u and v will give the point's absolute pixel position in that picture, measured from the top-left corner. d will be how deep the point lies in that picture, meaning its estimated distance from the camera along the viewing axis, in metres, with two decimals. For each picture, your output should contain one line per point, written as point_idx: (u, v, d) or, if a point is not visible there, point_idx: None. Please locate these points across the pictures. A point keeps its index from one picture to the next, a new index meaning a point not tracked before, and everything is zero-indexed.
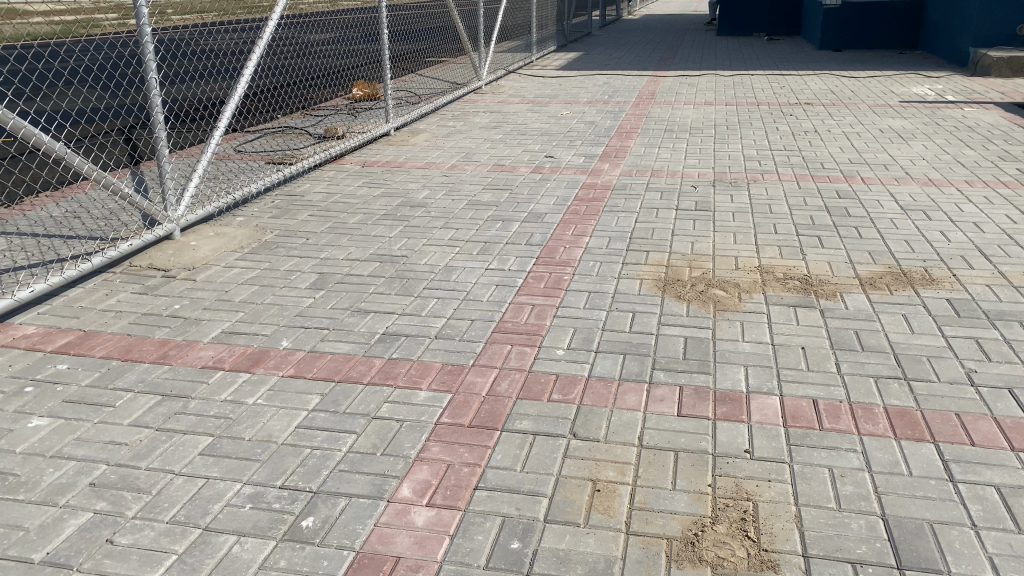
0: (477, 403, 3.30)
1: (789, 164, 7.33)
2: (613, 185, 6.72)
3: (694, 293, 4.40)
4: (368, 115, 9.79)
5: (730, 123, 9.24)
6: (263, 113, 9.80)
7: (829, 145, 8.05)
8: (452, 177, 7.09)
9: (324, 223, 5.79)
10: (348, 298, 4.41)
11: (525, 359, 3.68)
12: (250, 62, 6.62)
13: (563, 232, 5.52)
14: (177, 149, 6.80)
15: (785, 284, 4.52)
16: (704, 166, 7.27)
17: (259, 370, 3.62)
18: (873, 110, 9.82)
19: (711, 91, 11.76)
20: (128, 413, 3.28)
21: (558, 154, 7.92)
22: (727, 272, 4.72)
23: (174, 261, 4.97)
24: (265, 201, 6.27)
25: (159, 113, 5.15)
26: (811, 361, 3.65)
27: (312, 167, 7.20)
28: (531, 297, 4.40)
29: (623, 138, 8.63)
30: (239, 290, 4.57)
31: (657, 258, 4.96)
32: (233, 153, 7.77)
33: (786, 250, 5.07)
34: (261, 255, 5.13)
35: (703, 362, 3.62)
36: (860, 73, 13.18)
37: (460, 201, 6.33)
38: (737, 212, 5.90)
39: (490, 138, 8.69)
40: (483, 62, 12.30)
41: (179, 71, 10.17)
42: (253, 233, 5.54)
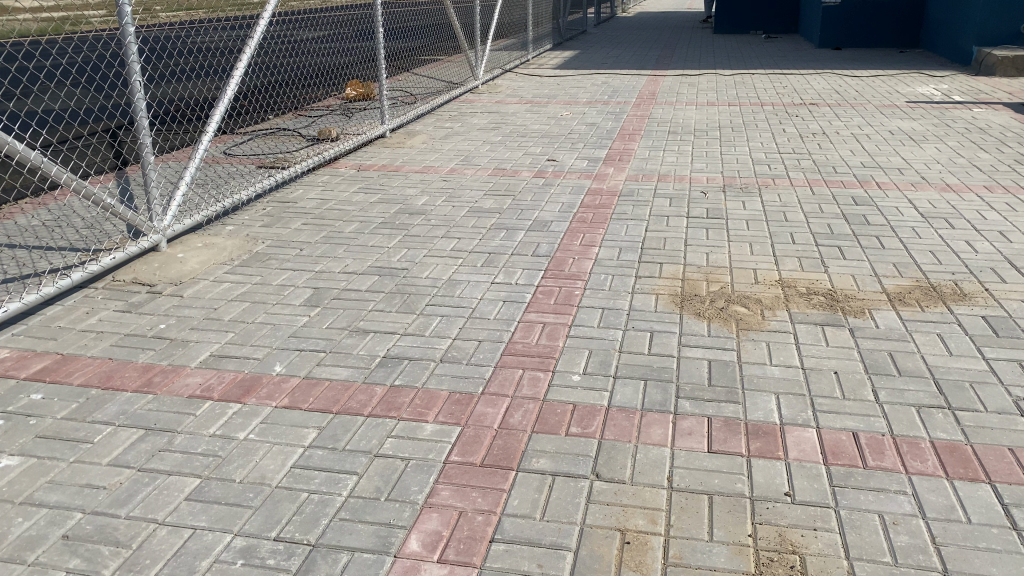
0: (488, 438, 3.03)
1: (800, 168, 7.09)
2: (619, 191, 6.46)
3: (714, 310, 4.14)
4: (363, 115, 9.50)
5: (735, 125, 8.99)
6: (254, 114, 9.50)
7: (839, 148, 7.81)
8: (452, 182, 6.82)
9: (319, 232, 5.51)
10: (346, 316, 4.13)
11: (539, 386, 3.41)
12: (240, 62, 6.31)
13: (571, 242, 5.26)
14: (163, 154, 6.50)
15: (810, 299, 4.27)
16: (712, 171, 7.01)
17: (250, 400, 3.34)
18: (880, 111, 9.59)
19: (712, 91, 11.51)
20: (107, 451, 3.00)
21: (560, 157, 7.66)
22: (747, 285, 4.46)
23: (159, 275, 4.69)
24: (256, 208, 5.99)
25: (144, 118, 4.85)
26: (846, 387, 3.39)
27: (306, 171, 6.90)
28: (541, 314, 4.13)
29: (626, 140, 8.38)
30: (228, 308, 4.29)
31: (671, 271, 4.70)
32: (222, 156, 7.48)
33: (806, 262, 4.82)
34: (252, 268, 4.84)
35: (730, 389, 3.36)
36: (862, 72, 12.96)
37: (461, 208, 6.05)
38: (751, 220, 5.65)
39: (488, 141, 8.42)
40: (479, 61, 12.02)
41: (166, 72, 9.86)
42: (243, 243, 5.26)
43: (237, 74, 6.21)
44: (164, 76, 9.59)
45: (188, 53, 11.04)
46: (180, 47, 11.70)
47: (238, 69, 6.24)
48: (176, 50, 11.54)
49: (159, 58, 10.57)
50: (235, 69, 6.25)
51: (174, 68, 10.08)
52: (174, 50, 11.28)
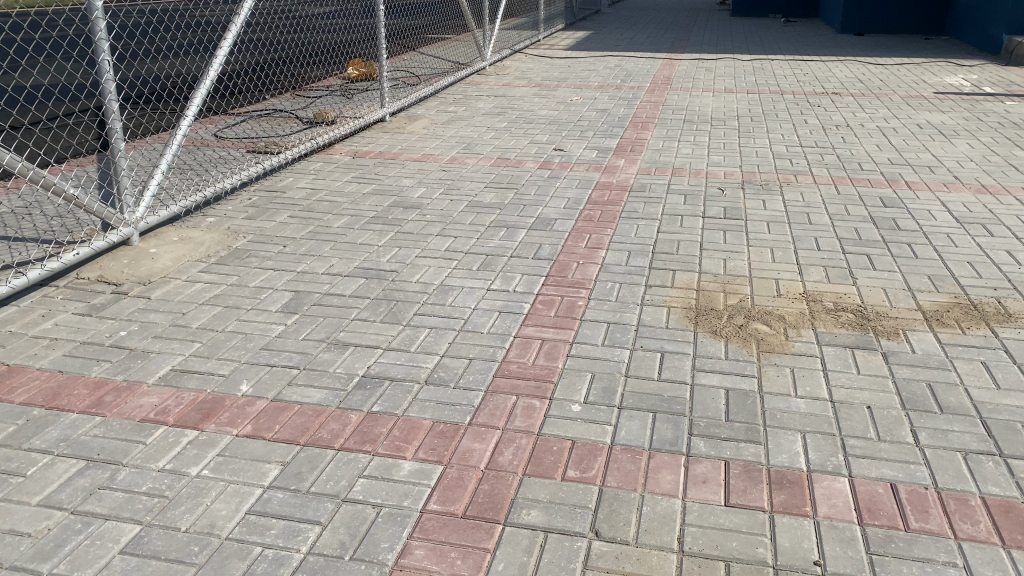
0: (473, 482, 2.65)
1: (823, 163, 6.66)
2: (630, 185, 6.05)
3: (731, 327, 3.75)
4: (363, 97, 9.08)
5: (754, 114, 8.55)
6: (249, 95, 9.10)
7: (865, 142, 7.37)
8: (452, 172, 6.41)
9: (305, 227, 5.13)
10: (326, 326, 3.75)
11: (534, 417, 3.02)
12: (226, 40, 5.86)
13: (576, 244, 4.86)
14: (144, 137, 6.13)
15: (837, 317, 3.87)
16: (729, 165, 6.59)
17: (208, 427, 2.97)
18: (907, 102, 9.11)
19: (729, 77, 11.03)
20: (39, 487, 2.63)
21: (568, 147, 7.24)
22: (768, 299, 4.07)
23: (127, 273, 4.31)
24: (240, 198, 5.60)
25: (114, 100, 4.45)
26: (882, 426, 3.00)
27: (297, 157, 6.50)
28: (540, 328, 3.75)
29: (638, 129, 7.95)
30: (198, 313, 3.91)
31: (683, 280, 4.31)
32: (211, 140, 7.10)
33: (832, 273, 4.42)
34: (229, 267, 4.46)
35: (750, 428, 2.97)
36: (886, 59, 12.45)
37: (459, 202, 5.65)
38: (771, 221, 5.24)
39: (494, 127, 8.01)
40: (487, 41, 11.57)
41: (161, 56, 9.47)
42: (223, 238, 4.88)
43: (222, 53, 5.76)
44: (158, 59, 9.19)
45: (183, 38, 10.63)
46: (177, 30, 11.29)
47: (224, 47, 5.78)
48: (172, 31, 11.14)
49: (154, 39, 10.17)
50: (221, 47, 5.80)
51: (169, 52, 9.69)
52: (170, 32, 10.88)
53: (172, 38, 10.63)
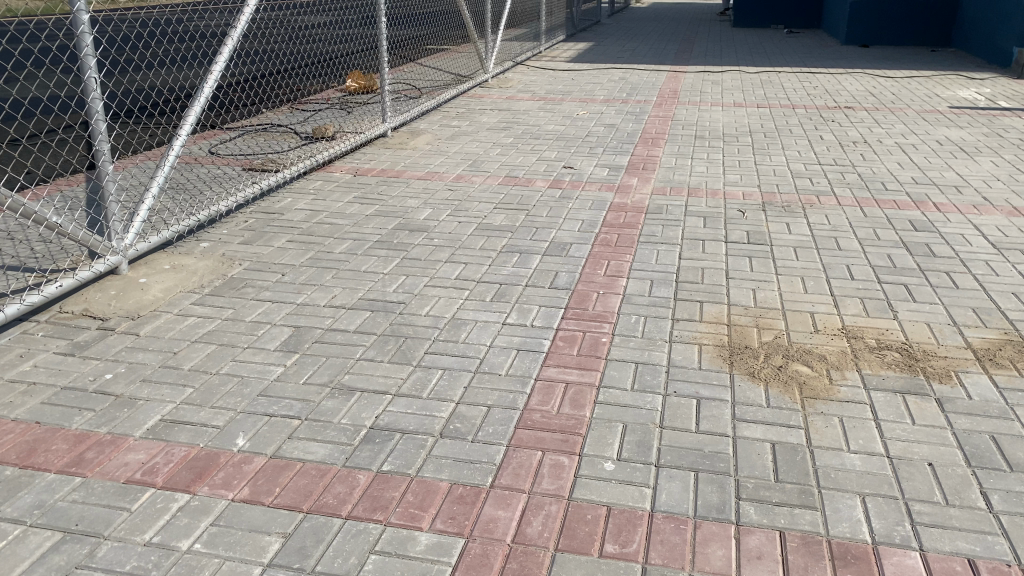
0: (500, 559, 2.35)
1: (845, 183, 6.38)
2: (646, 207, 5.77)
3: (769, 369, 3.46)
4: (364, 111, 8.80)
5: (767, 130, 8.29)
6: (246, 110, 8.82)
7: (885, 160, 7.10)
8: (458, 191, 6.12)
9: (305, 253, 4.83)
10: (329, 369, 3.45)
11: (563, 477, 2.72)
12: (222, 55, 5.50)
13: (595, 271, 4.57)
14: (135, 156, 5.83)
15: (882, 357, 3.58)
16: (747, 185, 6.32)
17: (201, 490, 2.67)
18: (924, 117, 8.86)
19: (737, 90, 10.77)
20: (9, 566, 2.33)
21: (577, 164, 6.96)
22: (806, 336, 3.78)
23: (115, 306, 4.01)
24: (236, 221, 5.31)
25: (101, 121, 4.14)
26: (949, 487, 2.71)
27: (296, 175, 6.20)
28: (564, 369, 3.45)
29: (649, 145, 7.68)
30: (190, 352, 3.61)
31: (712, 313, 4.02)
32: (206, 157, 6.81)
33: (870, 305, 4.14)
34: (224, 299, 4.16)
35: (804, 490, 2.68)
36: (896, 72, 12.21)
37: (467, 225, 5.36)
38: (799, 247, 4.96)
39: (499, 143, 7.73)
40: (490, 52, 11.29)
41: (153, 71, 9.19)
42: (218, 266, 4.58)
43: (218, 69, 5.40)
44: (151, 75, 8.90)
45: (178, 53, 10.35)
46: (173, 44, 11.04)
47: (219, 63, 5.43)
48: (167, 46, 10.88)
49: (150, 55, 9.90)
50: (216, 62, 5.44)
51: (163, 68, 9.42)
52: (165, 47, 10.61)
53: (168, 53, 10.36)
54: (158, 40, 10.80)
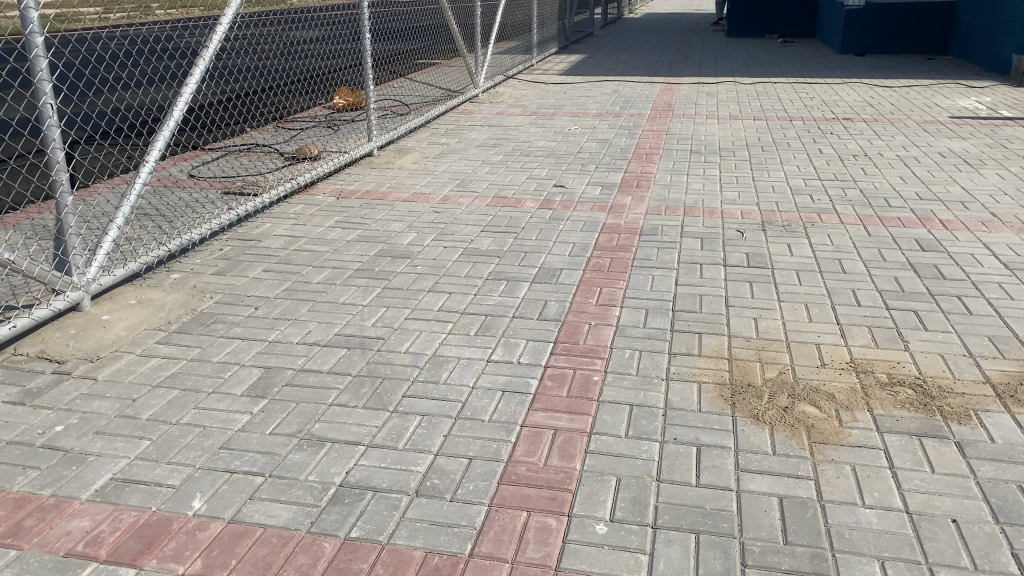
0: None
1: (846, 200, 6.15)
2: (640, 228, 5.53)
3: (774, 411, 3.21)
4: (350, 129, 8.57)
5: (764, 143, 8.06)
6: (229, 130, 8.61)
7: (887, 174, 6.87)
8: (444, 214, 5.87)
9: (281, 283, 4.58)
10: (299, 417, 3.19)
11: (550, 544, 2.46)
12: (192, 76, 5.22)
13: (586, 300, 4.32)
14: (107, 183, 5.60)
15: (894, 395, 3.33)
16: (745, 203, 6.08)
17: (148, 563, 2.41)
18: (924, 128, 8.64)
19: (733, 102, 10.56)
20: None
21: (569, 183, 6.72)
22: (812, 372, 3.53)
23: (73, 347, 3.75)
24: (210, 250, 5.06)
25: (58, 149, 3.89)
26: (977, 548, 2.45)
27: (276, 199, 5.95)
28: (552, 413, 3.18)
29: (643, 161, 7.45)
30: (150, 398, 3.35)
31: (711, 347, 3.77)
32: (184, 180, 6.57)
33: (879, 334, 3.89)
34: (191, 337, 3.90)
35: (816, 555, 2.42)
36: (894, 82, 12.01)
37: (453, 250, 5.11)
38: (801, 270, 4.71)
39: (488, 160, 7.50)
40: (480, 66, 11.07)
41: (137, 99, 8.99)
42: (187, 300, 4.33)
43: (188, 91, 5.12)
44: (134, 104, 8.71)
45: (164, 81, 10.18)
46: (161, 74, 10.88)
47: (190, 84, 5.15)
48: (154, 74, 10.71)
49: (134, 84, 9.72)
50: (186, 84, 5.16)
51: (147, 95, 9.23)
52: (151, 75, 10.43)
53: (154, 81, 10.18)
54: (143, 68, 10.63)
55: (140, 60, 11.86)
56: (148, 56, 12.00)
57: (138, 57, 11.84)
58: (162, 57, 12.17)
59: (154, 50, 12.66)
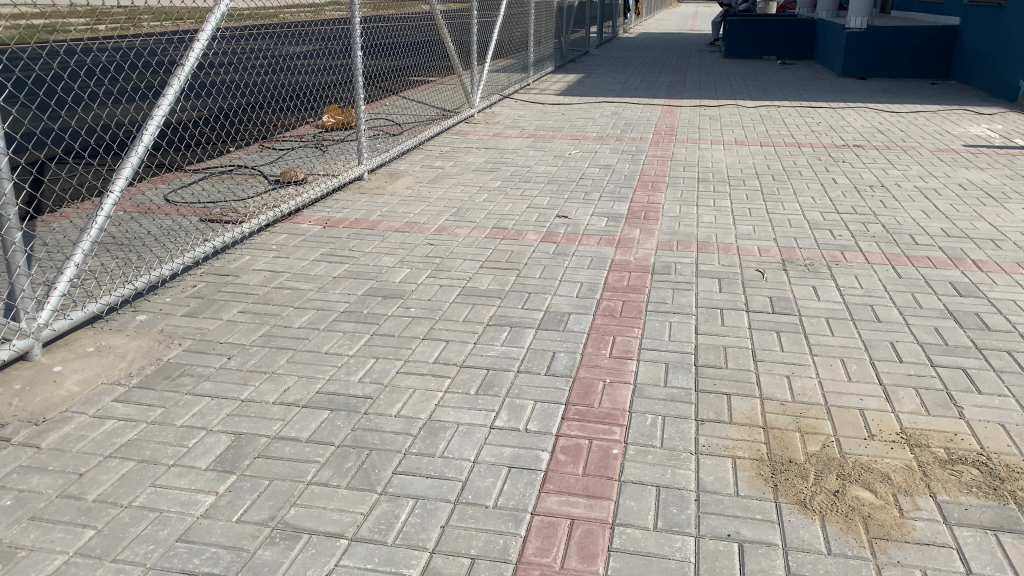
0: None
1: (869, 236, 5.77)
2: (652, 265, 5.11)
3: (823, 496, 2.79)
4: (340, 150, 8.16)
5: (774, 171, 7.70)
6: (212, 150, 8.22)
7: (908, 207, 6.50)
8: (439, 246, 5.44)
9: (259, 328, 4.13)
10: (270, 500, 2.74)
11: None
12: (165, 97, 4.74)
13: (599, 351, 3.88)
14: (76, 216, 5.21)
15: (958, 476, 2.90)
16: (762, 237, 5.69)
17: None
18: (940, 157, 8.30)
19: (738, 126, 10.20)
20: None
21: (572, 213, 6.31)
22: (861, 446, 3.09)
23: (17, 407, 3.29)
24: (183, 287, 4.61)
25: (6, 179, 3.46)
26: None
27: (257, 229, 5.51)
28: (568, 498, 2.74)
29: (648, 190, 7.06)
30: (100, 473, 2.88)
31: (741, 412, 3.34)
32: (160, 206, 6.14)
33: (929, 398, 3.47)
34: (154, 394, 3.45)
35: None
36: (901, 107, 11.69)
37: (450, 289, 4.67)
38: (831, 318, 4.31)
39: (486, 186, 7.09)
40: (477, 85, 10.68)
41: (121, 124, 8.62)
42: (153, 347, 3.87)
43: (159, 113, 4.63)
44: (116, 129, 8.31)
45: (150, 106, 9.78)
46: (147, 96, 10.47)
47: (161, 106, 4.66)
48: (142, 98, 10.35)
49: (118, 110, 9.32)
50: (158, 105, 4.68)
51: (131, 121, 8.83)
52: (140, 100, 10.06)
53: (139, 107, 9.77)
54: (128, 92, 10.23)
55: (128, 80, 11.49)
56: (135, 77, 11.61)
57: (123, 79, 11.45)
58: (149, 80, 11.78)
59: (141, 73, 12.25)
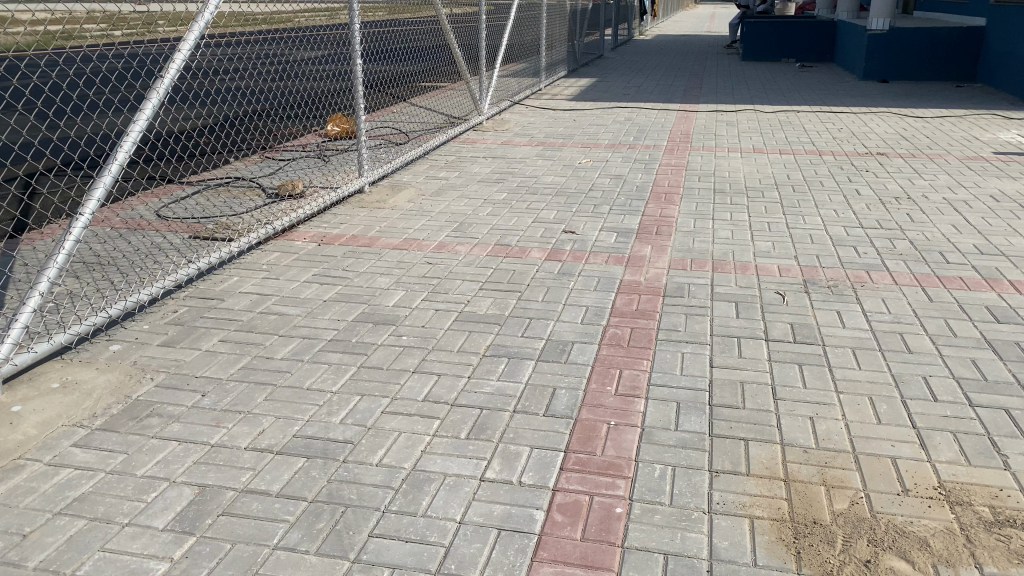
0: None
1: (896, 253, 5.41)
2: (664, 287, 4.79)
3: (853, 567, 2.46)
4: (342, 160, 7.89)
5: (794, 182, 7.35)
6: (212, 161, 7.99)
7: (937, 221, 6.14)
8: (437, 266, 5.14)
9: (238, 360, 3.84)
10: (229, 570, 2.44)
11: None
12: (141, 112, 4.36)
13: (603, 388, 3.55)
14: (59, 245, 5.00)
15: (1005, 542, 2.56)
16: (781, 255, 5.35)
17: None
18: (969, 166, 7.91)
19: (756, 133, 9.84)
20: None
21: (580, 228, 6.00)
22: (896, 505, 2.76)
23: None
24: (163, 313, 4.33)
25: None
26: None
27: (247, 247, 5.23)
28: (563, 570, 2.43)
29: (661, 202, 6.74)
30: (46, 534, 2.61)
31: (760, 461, 3.02)
32: (151, 221, 5.90)
33: (969, 444, 3.12)
34: (118, 437, 3.17)
35: None
36: (925, 111, 11.28)
37: (446, 315, 4.37)
38: (858, 348, 3.97)
39: (491, 199, 6.79)
40: (485, 91, 10.38)
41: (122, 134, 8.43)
42: (123, 382, 3.59)
43: (135, 129, 4.27)
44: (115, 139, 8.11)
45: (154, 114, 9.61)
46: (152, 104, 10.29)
47: (137, 122, 4.30)
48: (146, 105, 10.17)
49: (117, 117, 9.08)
50: (134, 121, 4.31)
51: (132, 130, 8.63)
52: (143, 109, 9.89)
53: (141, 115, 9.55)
54: (130, 99, 9.99)
55: (135, 87, 11.32)
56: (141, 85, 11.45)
57: (127, 86, 11.22)
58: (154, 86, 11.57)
59: (147, 80, 12.02)
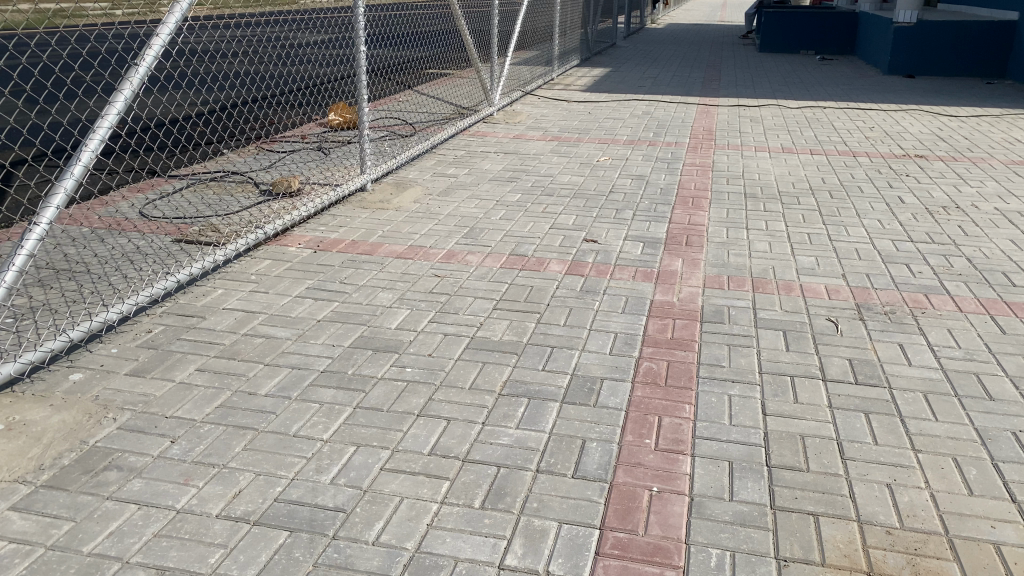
0: None
1: (955, 273, 4.88)
2: (699, 310, 4.26)
3: None
4: (344, 153, 7.36)
5: (831, 186, 6.81)
6: (202, 152, 7.46)
7: (993, 234, 5.60)
8: (446, 279, 4.61)
9: (216, 395, 3.32)
10: None
11: None
12: (112, 104, 3.78)
13: (641, 442, 3.02)
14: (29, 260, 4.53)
15: None
16: (827, 273, 4.82)
17: None
18: (1015, 171, 7.37)
19: (783, 130, 9.28)
20: None
21: (602, 236, 5.47)
22: None
23: None
24: (135, 335, 3.81)
25: None
26: None
27: (234, 255, 4.70)
28: None
29: (687, 206, 6.22)
30: None
31: (836, 547, 2.50)
32: (131, 221, 5.37)
33: None
34: (65, 499, 2.65)
35: None
36: (959, 110, 10.71)
37: (456, 341, 3.84)
38: (932, 394, 3.43)
39: (504, 200, 6.26)
40: (496, 81, 9.81)
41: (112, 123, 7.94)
42: (79, 423, 3.07)
43: (104, 125, 3.69)
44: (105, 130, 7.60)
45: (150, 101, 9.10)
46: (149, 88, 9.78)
47: (106, 116, 3.72)
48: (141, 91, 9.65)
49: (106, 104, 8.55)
50: (103, 115, 3.73)
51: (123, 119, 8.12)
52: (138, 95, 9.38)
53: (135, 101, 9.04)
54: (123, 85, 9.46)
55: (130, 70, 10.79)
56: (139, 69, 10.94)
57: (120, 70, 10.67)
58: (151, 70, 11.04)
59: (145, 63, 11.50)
